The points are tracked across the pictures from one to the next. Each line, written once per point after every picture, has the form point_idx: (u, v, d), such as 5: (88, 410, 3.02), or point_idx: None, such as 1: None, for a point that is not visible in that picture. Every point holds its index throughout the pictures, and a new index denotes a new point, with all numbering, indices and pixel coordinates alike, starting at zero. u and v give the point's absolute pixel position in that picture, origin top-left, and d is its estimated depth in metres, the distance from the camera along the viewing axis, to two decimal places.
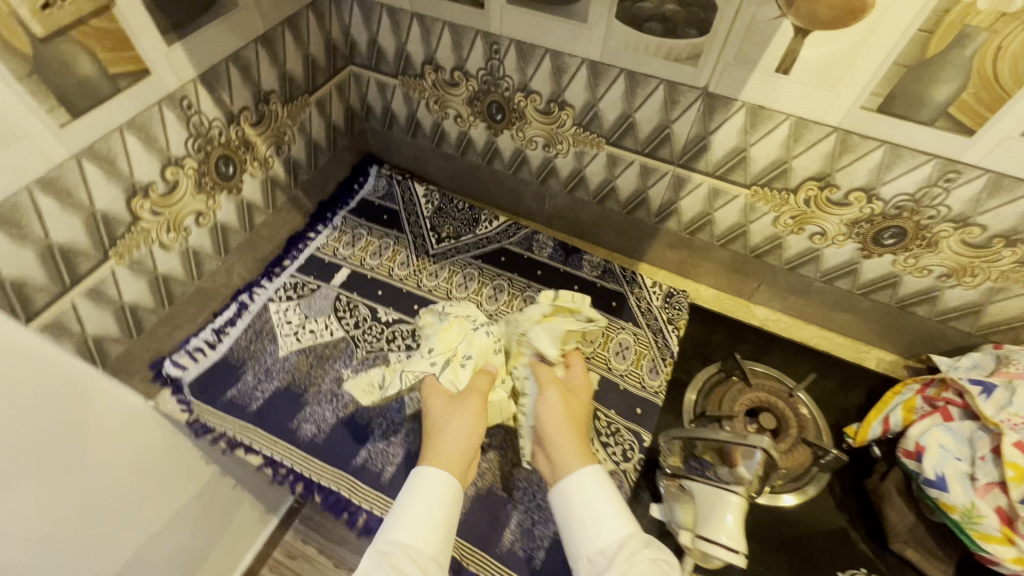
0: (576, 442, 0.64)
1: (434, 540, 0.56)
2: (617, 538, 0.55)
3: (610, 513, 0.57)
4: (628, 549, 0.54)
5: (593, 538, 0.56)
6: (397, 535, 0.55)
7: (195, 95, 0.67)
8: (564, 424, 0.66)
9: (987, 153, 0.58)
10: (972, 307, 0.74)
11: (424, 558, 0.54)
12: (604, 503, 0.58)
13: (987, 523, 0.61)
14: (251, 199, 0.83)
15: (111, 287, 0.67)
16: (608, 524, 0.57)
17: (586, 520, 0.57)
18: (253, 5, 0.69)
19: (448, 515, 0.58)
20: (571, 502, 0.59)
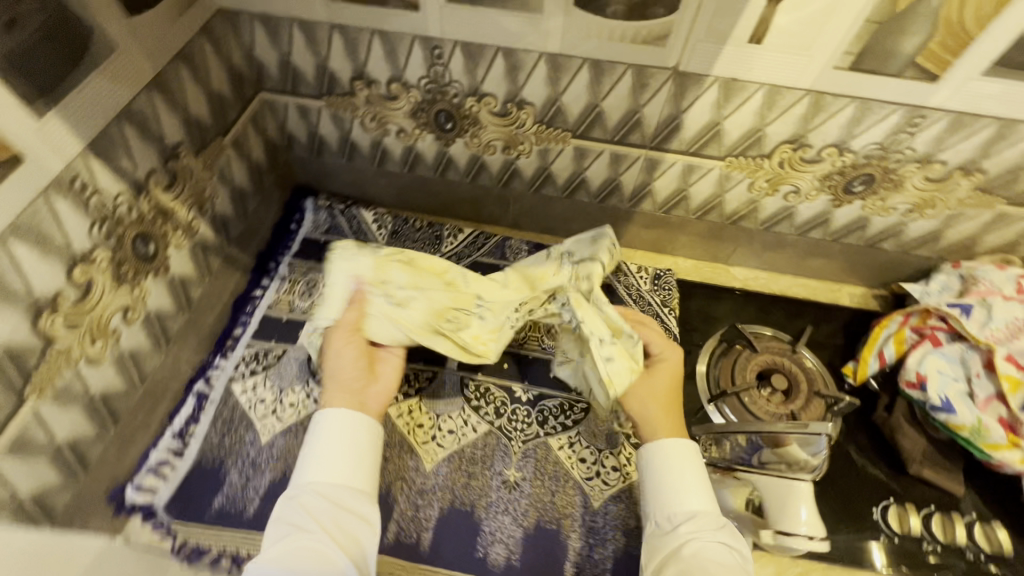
0: (663, 416, 0.65)
1: (346, 472, 0.58)
2: (691, 511, 0.57)
3: (698, 488, 0.59)
4: (699, 525, 0.56)
5: (670, 505, 0.58)
6: (307, 478, 0.58)
7: (88, 172, 0.53)
8: (650, 402, 0.66)
9: (951, 95, 0.59)
10: (934, 234, 0.79)
11: (338, 491, 0.57)
12: (692, 479, 0.59)
13: (995, 435, 0.67)
14: (183, 273, 0.70)
15: (39, 431, 0.53)
16: (692, 496, 0.58)
17: (668, 490, 0.59)
18: (134, 46, 0.55)
19: (354, 448, 0.60)
20: (657, 469, 0.60)
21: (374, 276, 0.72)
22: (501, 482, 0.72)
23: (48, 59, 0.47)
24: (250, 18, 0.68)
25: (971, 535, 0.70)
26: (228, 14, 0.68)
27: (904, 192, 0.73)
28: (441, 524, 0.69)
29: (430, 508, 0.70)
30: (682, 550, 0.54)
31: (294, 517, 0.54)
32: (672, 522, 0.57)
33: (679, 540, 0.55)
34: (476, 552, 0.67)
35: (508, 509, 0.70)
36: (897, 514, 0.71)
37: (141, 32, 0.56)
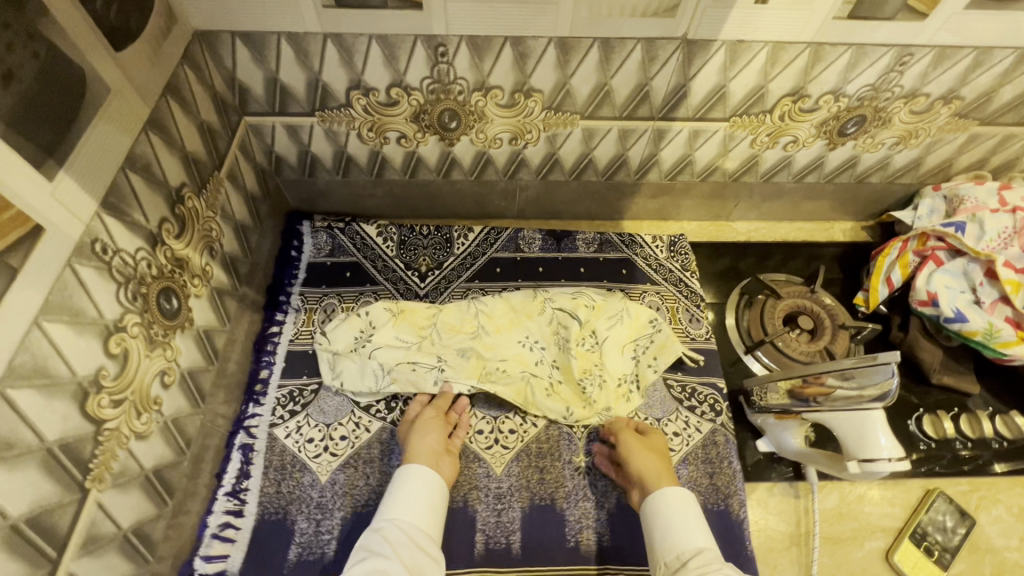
0: (665, 471, 0.67)
1: (423, 516, 0.62)
2: (696, 548, 0.59)
3: (701, 527, 0.61)
4: (705, 558, 0.57)
5: (674, 544, 0.60)
6: (388, 513, 0.61)
7: (106, 232, 0.48)
8: (650, 454, 0.68)
9: (937, 32, 0.64)
10: (917, 162, 0.85)
11: (415, 531, 0.60)
12: (695, 519, 0.62)
13: (1005, 333, 0.75)
14: (206, 323, 0.66)
15: (103, 523, 0.49)
16: (696, 535, 0.60)
17: (671, 531, 0.61)
18: (125, 85, 0.50)
19: (434, 497, 0.64)
20: (659, 511, 0.63)
21: (388, 324, 0.77)
22: (573, 470, 0.72)
23: (46, 112, 0.41)
24: (230, 37, 0.62)
25: (995, 428, 0.77)
26: (205, 37, 0.62)
27: (891, 127, 0.78)
28: (527, 524, 0.69)
29: (510, 510, 0.70)
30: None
31: (375, 545, 0.58)
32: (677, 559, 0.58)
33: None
34: (567, 542, 0.68)
35: (587, 494, 0.71)
36: (930, 421, 0.78)
37: (129, 68, 0.50)
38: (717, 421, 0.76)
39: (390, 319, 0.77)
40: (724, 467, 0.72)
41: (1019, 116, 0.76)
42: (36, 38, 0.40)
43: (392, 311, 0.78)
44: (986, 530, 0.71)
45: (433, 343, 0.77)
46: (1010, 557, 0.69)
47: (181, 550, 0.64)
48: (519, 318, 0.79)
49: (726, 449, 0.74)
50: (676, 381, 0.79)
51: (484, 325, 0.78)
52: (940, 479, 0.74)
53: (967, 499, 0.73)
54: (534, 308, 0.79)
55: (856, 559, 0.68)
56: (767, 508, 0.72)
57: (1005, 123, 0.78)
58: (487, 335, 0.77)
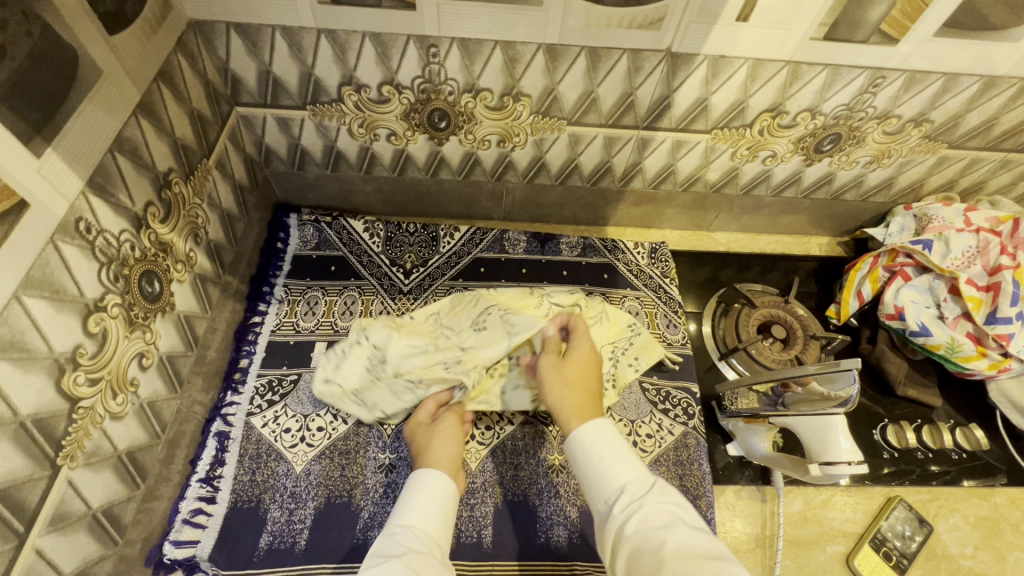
0: (580, 403, 0.61)
1: (438, 524, 0.58)
2: (618, 486, 0.53)
3: (622, 459, 0.55)
4: (633, 497, 0.51)
5: (603, 488, 0.54)
6: (403, 519, 0.57)
7: (91, 211, 0.49)
8: (559, 389, 0.63)
9: (908, 57, 0.67)
10: (888, 181, 0.89)
11: (429, 540, 0.56)
12: (615, 452, 0.56)
13: (966, 348, 0.78)
14: (187, 309, 0.67)
15: (71, 500, 0.49)
16: (617, 471, 0.54)
17: (591, 471, 0.55)
18: (118, 69, 0.51)
19: (449, 507, 0.61)
20: (580, 456, 0.56)
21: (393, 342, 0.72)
22: (546, 468, 0.74)
23: (35, 89, 0.42)
24: (225, 28, 0.63)
25: (955, 439, 0.81)
26: (199, 26, 0.63)
27: (865, 146, 0.81)
28: (498, 521, 0.69)
29: (483, 505, 0.71)
30: (626, 529, 0.49)
31: (390, 549, 0.53)
32: (609, 503, 0.52)
33: (618, 523, 0.50)
34: (539, 537, 0.69)
35: (560, 492, 0.72)
36: (895, 432, 0.81)
37: (122, 52, 0.51)
38: (690, 425, 0.79)
39: (391, 333, 0.72)
40: (693, 469, 0.74)
41: (986, 141, 0.80)
42: (31, 17, 0.41)
43: (390, 326, 0.73)
44: (943, 537, 0.73)
45: (443, 336, 0.74)
46: (965, 563, 0.71)
47: (151, 534, 0.64)
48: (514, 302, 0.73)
49: (697, 452, 0.76)
50: (650, 384, 0.82)
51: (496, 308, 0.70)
52: (901, 488, 0.76)
53: (926, 508, 0.75)
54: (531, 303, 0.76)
55: (818, 562, 0.70)
56: (734, 510, 0.74)
57: (972, 147, 0.81)
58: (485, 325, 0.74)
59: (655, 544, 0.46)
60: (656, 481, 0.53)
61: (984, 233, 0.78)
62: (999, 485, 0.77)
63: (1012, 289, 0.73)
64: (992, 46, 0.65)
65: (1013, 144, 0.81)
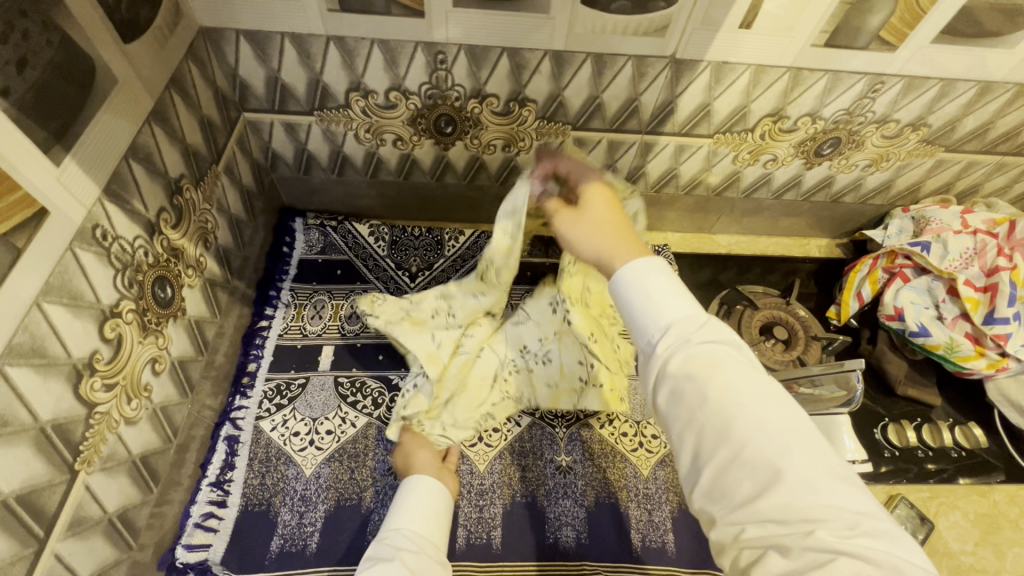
0: (614, 244, 0.50)
1: (429, 526, 0.59)
2: (666, 323, 0.43)
3: (668, 293, 0.44)
4: (682, 340, 0.41)
5: (643, 319, 0.44)
6: (393, 524, 0.58)
7: (107, 218, 0.49)
8: (591, 236, 0.52)
9: (907, 63, 0.68)
10: (887, 184, 0.90)
11: (420, 540, 0.56)
12: (660, 286, 0.44)
13: (964, 347, 0.79)
14: (197, 314, 0.68)
15: (87, 505, 0.49)
16: (662, 309, 0.43)
17: (630, 302, 0.45)
18: (132, 77, 0.51)
19: (438, 508, 0.61)
20: (617, 295, 0.46)
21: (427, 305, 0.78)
22: (554, 468, 0.74)
23: (55, 99, 0.42)
24: (235, 34, 0.64)
25: (955, 438, 0.82)
26: (209, 33, 0.63)
27: (864, 149, 0.83)
28: (507, 522, 0.70)
29: (492, 506, 0.71)
30: (671, 368, 0.41)
31: (382, 552, 0.54)
32: (651, 340, 0.43)
33: (660, 360, 0.42)
34: (548, 538, 0.69)
35: (568, 492, 0.73)
36: (895, 430, 0.83)
37: (136, 60, 0.51)
38: None
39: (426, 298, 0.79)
40: None
41: (982, 144, 0.81)
42: (51, 28, 0.41)
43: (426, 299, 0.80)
44: (944, 534, 0.74)
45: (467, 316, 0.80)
46: (966, 560, 0.72)
47: (163, 539, 0.64)
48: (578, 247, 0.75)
49: None
50: None
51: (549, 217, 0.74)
52: (902, 486, 0.78)
53: (927, 505, 0.77)
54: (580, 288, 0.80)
55: None
56: None
57: (969, 150, 0.83)
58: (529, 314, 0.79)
59: (705, 394, 0.39)
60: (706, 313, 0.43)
61: (981, 235, 0.80)
62: (997, 482, 0.79)
63: (1009, 290, 0.75)
64: (987, 52, 0.66)
65: (1008, 148, 0.82)
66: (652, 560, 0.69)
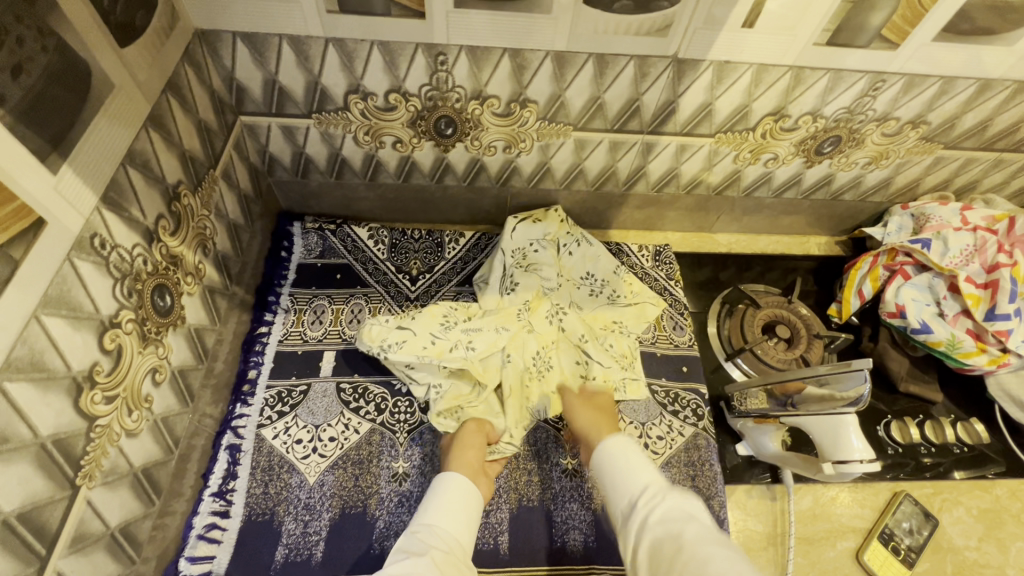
0: (598, 420, 0.71)
1: (459, 525, 0.61)
2: (642, 489, 0.58)
3: (640, 469, 0.60)
4: (654, 498, 0.56)
5: (627, 490, 0.59)
6: (424, 519, 0.60)
7: (105, 227, 0.48)
8: (583, 409, 0.73)
9: (908, 61, 0.68)
10: (886, 181, 0.90)
11: (450, 539, 0.59)
12: (637, 465, 0.61)
13: (966, 344, 0.80)
14: (197, 322, 0.67)
15: (89, 520, 0.48)
16: (637, 477, 0.59)
17: (620, 479, 0.60)
18: (129, 82, 0.50)
19: (470, 508, 0.63)
20: (605, 470, 0.63)
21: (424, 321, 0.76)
22: (561, 472, 0.74)
23: (50, 106, 0.41)
24: (232, 37, 0.62)
25: (957, 434, 0.82)
26: (205, 36, 0.62)
27: (864, 147, 0.83)
28: (514, 527, 0.70)
29: (499, 511, 0.71)
30: (648, 521, 0.53)
31: (412, 546, 0.57)
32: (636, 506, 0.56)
33: (640, 519, 0.54)
34: (555, 542, 0.69)
35: (575, 496, 0.72)
36: (898, 427, 0.83)
37: (132, 64, 0.50)
38: (699, 426, 0.80)
39: (424, 317, 0.76)
40: (704, 469, 0.76)
41: (980, 141, 0.82)
42: (45, 32, 0.40)
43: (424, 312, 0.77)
44: (948, 530, 0.75)
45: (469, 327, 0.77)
46: (970, 555, 0.73)
47: (166, 551, 0.63)
48: (551, 245, 0.87)
49: (707, 452, 0.78)
50: (659, 386, 0.83)
51: (513, 221, 0.87)
52: (906, 482, 0.78)
53: (931, 501, 0.77)
54: (568, 285, 0.87)
55: (828, 558, 0.71)
56: (746, 510, 0.75)
57: (968, 147, 0.83)
58: (536, 325, 0.79)
59: (672, 536, 0.50)
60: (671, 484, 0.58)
61: (981, 231, 0.80)
62: (998, 477, 0.79)
63: (1010, 286, 0.76)
64: (988, 49, 0.66)
65: (1006, 144, 0.83)
66: None
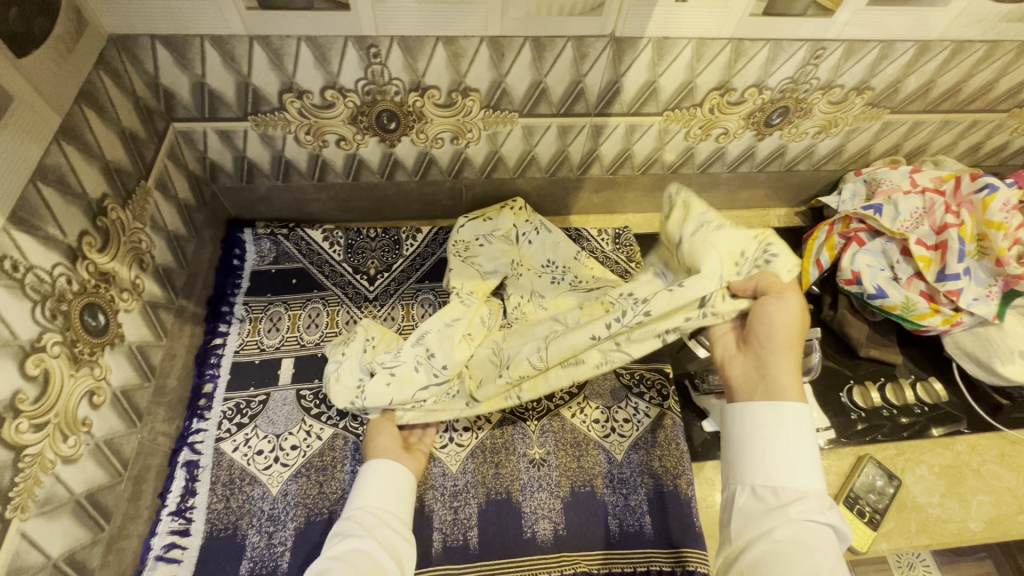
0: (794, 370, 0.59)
1: (397, 502, 0.64)
2: (798, 491, 0.53)
3: (812, 467, 0.54)
4: (811, 510, 0.52)
5: (779, 477, 0.54)
6: (359, 502, 0.63)
7: (16, 249, 0.47)
8: (787, 350, 0.59)
9: (845, 27, 0.68)
10: (839, 149, 0.91)
11: (392, 516, 0.62)
12: (800, 458, 0.54)
13: (920, 306, 0.81)
14: (139, 339, 0.65)
15: (24, 551, 0.48)
16: (800, 473, 0.53)
17: (769, 460, 0.54)
18: (34, 95, 0.48)
19: (402, 487, 0.65)
20: (756, 433, 0.56)
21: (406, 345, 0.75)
22: (528, 462, 0.74)
23: None
24: (150, 40, 0.60)
25: (917, 395, 0.84)
26: (122, 42, 0.59)
27: (812, 117, 0.83)
28: (483, 522, 0.70)
29: (469, 506, 0.71)
30: (779, 528, 0.51)
31: (350, 529, 0.60)
32: (777, 500, 0.53)
33: (771, 522, 0.52)
34: (524, 533, 0.69)
35: (542, 485, 0.72)
36: (860, 392, 0.84)
37: (34, 75, 0.48)
38: (665, 405, 0.79)
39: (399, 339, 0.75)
40: (671, 449, 0.75)
41: (925, 103, 0.82)
42: None
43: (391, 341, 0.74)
44: (911, 489, 0.76)
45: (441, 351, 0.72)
46: (933, 512, 0.74)
47: None
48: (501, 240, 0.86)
49: (674, 432, 0.77)
50: (625, 369, 0.82)
51: (465, 216, 0.87)
52: (870, 445, 0.79)
53: (894, 462, 0.78)
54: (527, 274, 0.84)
55: None
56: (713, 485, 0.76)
57: (913, 110, 0.83)
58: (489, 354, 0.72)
59: (809, 565, 0.48)
60: (829, 499, 0.53)
61: (929, 193, 0.80)
62: (959, 433, 0.81)
63: (958, 246, 0.76)
64: (924, 11, 0.66)
65: (952, 104, 0.83)
66: (629, 544, 0.69)
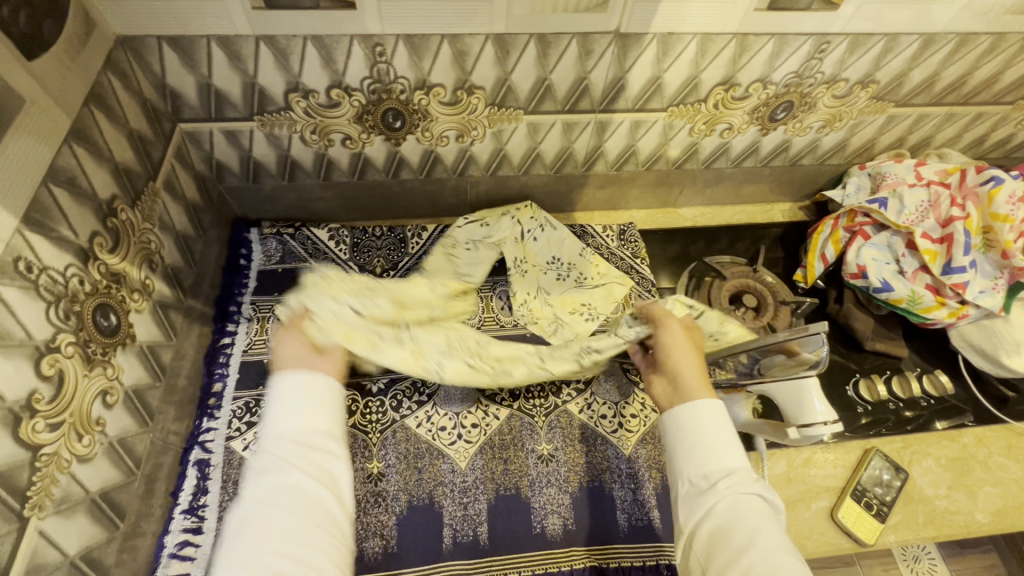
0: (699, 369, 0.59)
1: (317, 419, 0.51)
2: (727, 468, 0.51)
3: (735, 443, 0.52)
4: (739, 484, 0.49)
5: (709, 457, 0.51)
6: (274, 430, 0.50)
7: (30, 249, 0.47)
8: (687, 354, 0.61)
9: (849, 21, 0.68)
10: (843, 143, 0.91)
11: (316, 439, 0.50)
12: (727, 437, 0.52)
13: (926, 299, 0.81)
14: (149, 339, 0.65)
15: (41, 549, 0.48)
16: (727, 453, 0.51)
17: (699, 444, 0.52)
18: (44, 96, 0.48)
19: (323, 397, 0.52)
20: (682, 423, 0.54)
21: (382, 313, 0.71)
22: (536, 458, 0.74)
23: None
24: (157, 41, 0.60)
25: (923, 387, 0.84)
26: (128, 43, 0.59)
27: (817, 111, 0.83)
28: (492, 517, 0.70)
29: (478, 502, 0.71)
30: (714, 507, 0.48)
31: (267, 465, 0.48)
32: (708, 479, 0.50)
33: (705, 504, 0.49)
34: (534, 528, 0.69)
35: (551, 480, 0.73)
36: (866, 386, 0.84)
37: (43, 76, 0.48)
38: None
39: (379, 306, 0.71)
40: None
41: (930, 97, 0.82)
42: None
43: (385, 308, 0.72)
44: (918, 481, 0.76)
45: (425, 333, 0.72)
46: (940, 504, 0.74)
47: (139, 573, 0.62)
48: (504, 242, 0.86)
49: None
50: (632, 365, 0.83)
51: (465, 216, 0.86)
52: (876, 438, 0.80)
53: (901, 455, 0.79)
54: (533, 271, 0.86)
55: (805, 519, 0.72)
56: None
57: (918, 104, 0.83)
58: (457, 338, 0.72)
59: (748, 536, 0.45)
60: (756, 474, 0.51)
61: (935, 185, 0.81)
62: (964, 425, 0.81)
63: (964, 239, 0.76)
64: (929, 4, 0.66)
65: (957, 97, 0.83)
66: (638, 538, 0.70)
